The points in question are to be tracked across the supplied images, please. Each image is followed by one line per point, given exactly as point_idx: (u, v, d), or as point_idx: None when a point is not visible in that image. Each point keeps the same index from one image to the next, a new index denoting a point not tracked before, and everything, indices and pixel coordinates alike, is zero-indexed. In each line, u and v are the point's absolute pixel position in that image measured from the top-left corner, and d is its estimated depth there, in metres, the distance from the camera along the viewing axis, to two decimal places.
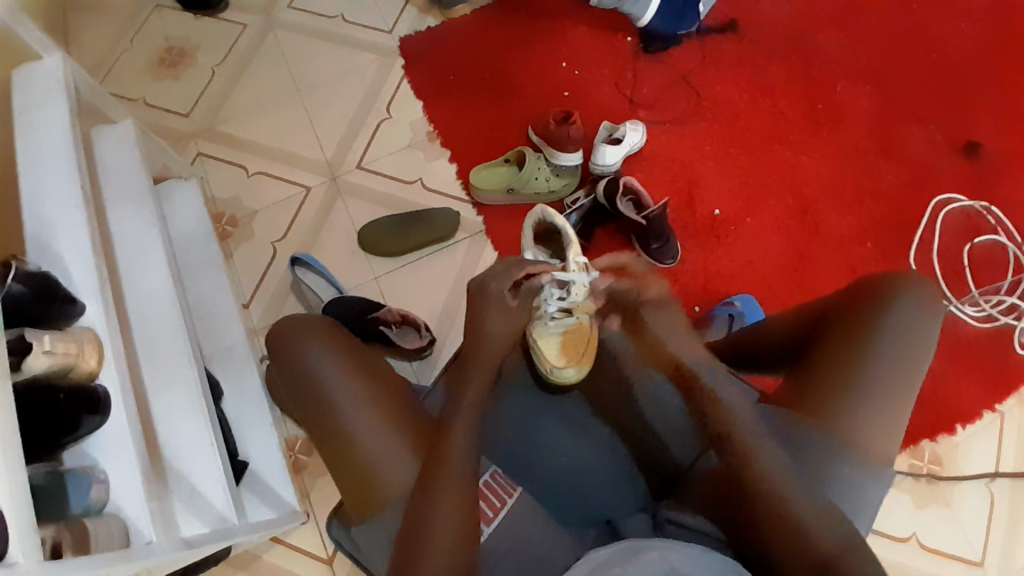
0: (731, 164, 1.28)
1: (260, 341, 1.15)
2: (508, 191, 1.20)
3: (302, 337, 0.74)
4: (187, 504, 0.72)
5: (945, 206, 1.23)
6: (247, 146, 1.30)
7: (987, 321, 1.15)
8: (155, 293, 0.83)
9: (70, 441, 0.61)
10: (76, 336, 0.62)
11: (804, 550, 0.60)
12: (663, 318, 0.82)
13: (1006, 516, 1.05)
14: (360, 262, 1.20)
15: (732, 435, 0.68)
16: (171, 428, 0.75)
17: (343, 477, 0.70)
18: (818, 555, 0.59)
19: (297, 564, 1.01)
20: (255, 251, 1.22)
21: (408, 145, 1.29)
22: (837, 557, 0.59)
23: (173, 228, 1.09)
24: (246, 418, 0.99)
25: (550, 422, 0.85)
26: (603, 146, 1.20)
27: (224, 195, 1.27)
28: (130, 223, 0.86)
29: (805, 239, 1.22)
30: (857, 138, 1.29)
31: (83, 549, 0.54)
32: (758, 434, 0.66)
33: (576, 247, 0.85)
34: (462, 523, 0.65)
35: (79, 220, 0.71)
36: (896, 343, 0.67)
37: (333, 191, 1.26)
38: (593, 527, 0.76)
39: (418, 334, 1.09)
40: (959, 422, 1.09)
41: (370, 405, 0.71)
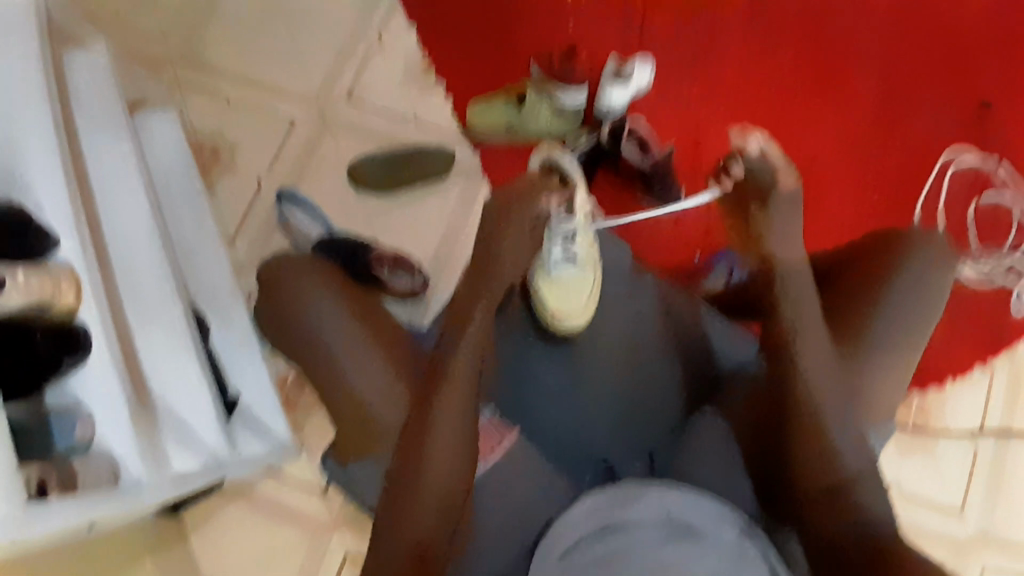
0: (741, 105, 1.22)
1: (248, 278, 1.12)
2: (506, 129, 1.15)
3: (291, 275, 0.77)
4: (177, 437, 0.70)
5: (955, 160, 1.19)
6: (229, 73, 1.22)
7: (986, 280, 1.14)
8: (135, 228, 0.79)
9: (52, 378, 0.59)
10: (51, 272, 0.58)
11: (810, 478, 0.62)
12: (785, 210, 0.71)
13: (987, 468, 1.07)
14: (351, 197, 1.16)
15: None
16: (161, 363, 0.73)
17: (336, 406, 0.74)
18: (823, 484, 0.62)
19: (292, 499, 1.02)
20: (241, 184, 1.17)
21: (401, 74, 1.22)
22: (842, 485, 0.62)
23: (152, 159, 1.03)
24: (235, 355, 0.97)
25: (544, 369, 0.84)
26: (610, 87, 1.12)
27: (205, 124, 1.20)
28: (105, 152, 0.80)
29: (812, 187, 1.19)
30: (877, 79, 1.22)
31: (69, 490, 0.53)
32: None
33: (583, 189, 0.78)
34: (458, 464, 0.64)
35: (50, 148, 0.66)
36: (907, 309, 0.69)
37: (321, 122, 1.20)
38: (591, 469, 0.76)
39: (411, 275, 1.06)
40: (949, 375, 1.10)
41: (358, 338, 0.73)
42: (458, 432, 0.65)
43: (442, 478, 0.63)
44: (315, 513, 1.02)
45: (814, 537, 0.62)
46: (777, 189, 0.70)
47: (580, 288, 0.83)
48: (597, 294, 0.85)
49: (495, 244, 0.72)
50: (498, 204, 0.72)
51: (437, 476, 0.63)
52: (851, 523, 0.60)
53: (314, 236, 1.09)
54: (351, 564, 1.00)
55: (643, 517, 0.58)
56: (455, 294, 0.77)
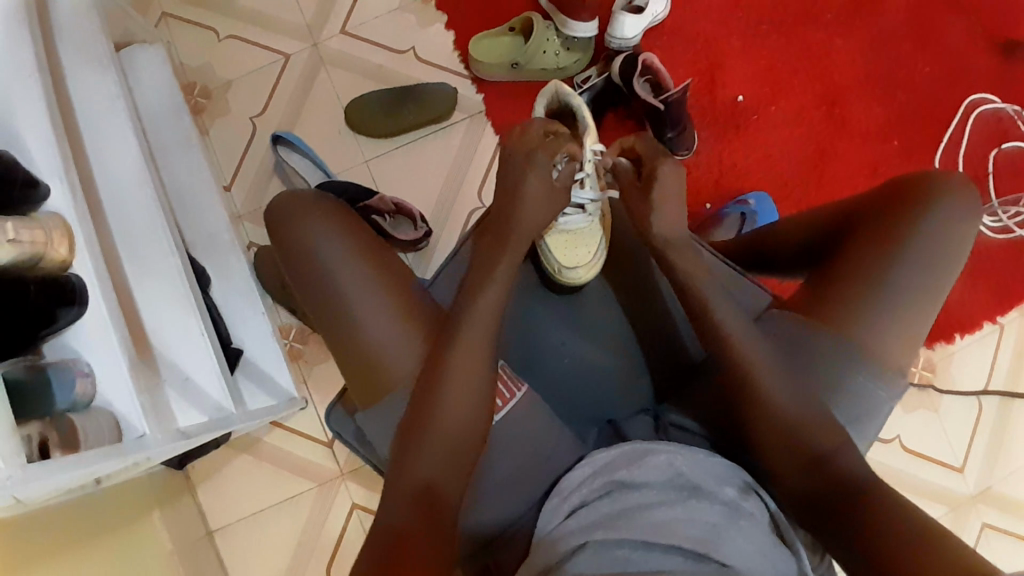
0: (759, 43, 1.15)
1: (245, 228, 1.09)
2: (511, 66, 1.08)
3: (304, 214, 0.68)
4: (181, 393, 0.70)
5: (975, 108, 1.13)
6: (218, 7, 1.15)
7: (1003, 233, 1.09)
8: (129, 175, 0.76)
9: (49, 333, 0.58)
10: (41, 222, 0.57)
11: (802, 444, 0.61)
12: (673, 193, 0.74)
13: (991, 425, 1.08)
14: (349, 142, 1.11)
15: (718, 345, 0.67)
16: (162, 320, 0.72)
17: (345, 361, 0.67)
18: (816, 451, 0.61)
19: (298, 448, 1.05)
20: (233, 129, 1.12)
21: (400, 7, 1.14)
22: (832, 454, 0.60)
23: (140, 101, 0.99)
24: (237, 307, 0.96)
25: (551, 324, 0.82)
26: (623, 15, 1.06)
27: (193, 62, 1.13)
28: (91, 94, 0.77)
29: (828, 132, 1.13)
30: (902, 17, 1.15)
31: (71, 446, 0.53)
32: (746, 350, 0.65)
33: (592, 134, 0.80)
34: (469, 417, 0.64)
35: (34, 90, 0.62)
36: (925, 255, 0.63)
37: (314, 60, 1.13)
38: (594, 427, 0.77)
39: (413, 226, 1.04)
40: (959, 332, 1.09)
41: (378, 287, 0.66)
42: (470, 385, 0.64)
43: (454, 430, 0.63)
44: (323, 462, 1.05)
45: (796, 490, 0.61)
46: (659, 172, 0.74)
47: (587, 239, 0.83)
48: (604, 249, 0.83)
49: (516, 199, 0.74)
50: (515, 150, 0.75)
51: (446, 427, 0.63)
52: (840, 486, 0.59)
53: (313, 182, 1.05)
54: (359, 510, 1.03)
55: (650, 477, 0.58)
56: (474, 248, 0.77)
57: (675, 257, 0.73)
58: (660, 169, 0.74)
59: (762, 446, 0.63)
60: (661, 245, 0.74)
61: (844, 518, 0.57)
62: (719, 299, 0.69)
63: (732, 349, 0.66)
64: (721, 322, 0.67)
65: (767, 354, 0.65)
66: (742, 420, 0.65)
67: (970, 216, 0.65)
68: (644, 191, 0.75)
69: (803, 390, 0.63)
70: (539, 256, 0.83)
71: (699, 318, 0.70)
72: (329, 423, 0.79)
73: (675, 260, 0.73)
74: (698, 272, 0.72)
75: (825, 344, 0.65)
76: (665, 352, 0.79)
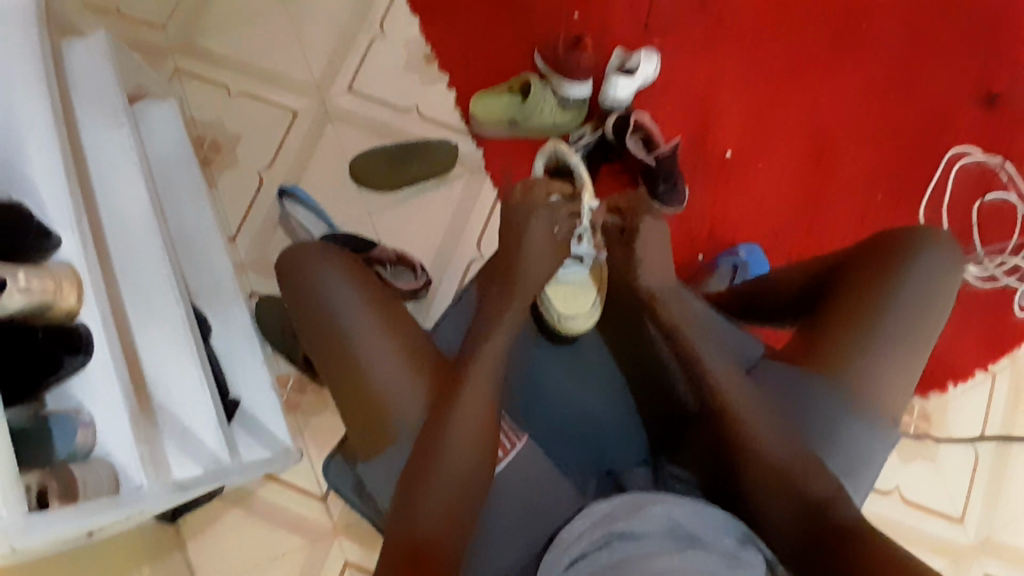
0: (747, 99, 1.20)
1: (248, 278, 1.11)
2: (510, 124, 1.13)
3: (316, 265, 0.70)
4: (178, 443, 0.71)
5: (959, 159, 1.18)
6: (229, 64, 1.20)
7: (990, 282, 1.13)
8: (137, 224, 0.78)
9: (53, 380, 0.59)
10: (52, 272, 0.58)
11: (800, 489, 0.62)
12: (655, 247, 0.81)
13: (990, 476, 1.07)
14: (352, 195, 1.15)
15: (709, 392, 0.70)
16: (163, 367, 0.73)
17: (351, 409, 0.68)
18: (815, 495, 0.61)
19: (292, 501, 1.03)
20: (241, 181, 1.16)
21: (404, 68, 1.20)
22: (831, 499, 0.60)
23: (151, 154, 1.02)
24: (237, 356, 0.97)
25: (550, 370, 0.85)
26: (616, 77, 1.12)
27: (205, 117, 1.18)
28: (104, 146, 0.80)
29: (815, 185, 1.17)
30: (882, 77, 1.21)
31: (70, 496, 0.52)
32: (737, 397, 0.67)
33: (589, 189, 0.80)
34: (471, 466, 0.64)
35: (50, 142, 0.65)
36: (910, 308, 0.65)
37: (321, 116, 1.18)
38: (593, 477, 0.75)
39: (413, 276, 1.06)
40: (952, 380, 1.10)
41: (385, 335, 0.68)
42: (473, 434, 0.65)
43: (455, 478, 0.63)
44: (316, 516, 1.03)
45: (794, 535, 0.61)
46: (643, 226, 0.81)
47: (586, 292, 0.85)
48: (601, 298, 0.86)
49: (518, 250, 0.78)
50: (522, 206, 0.78)
51: (448, 474, 0.63)
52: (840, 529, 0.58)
53: (316, 235, 1.08)
54: (351, 569, 1.01)
55: (648, 529, 0.58)
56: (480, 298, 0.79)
57: (662, 307, 0.78)
58: (642, 227, 0.81)
59: (756, 493, 0.64)
60: (647, 294, 0.80)
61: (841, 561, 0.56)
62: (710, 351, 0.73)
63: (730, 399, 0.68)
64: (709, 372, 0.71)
65: (756, 404, 0.67)
66: (738, 468, 0.65)
67: (952, 268, 0.66)
68: (630, 245, 0.82)
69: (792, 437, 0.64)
70: (538, 306, 0.85)
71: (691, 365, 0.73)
72: (329, 474, 0.81)
73: (662, 309, 0.78)
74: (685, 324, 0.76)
75: (816, 392, 0.66)
76: (664, 400, 0.79)
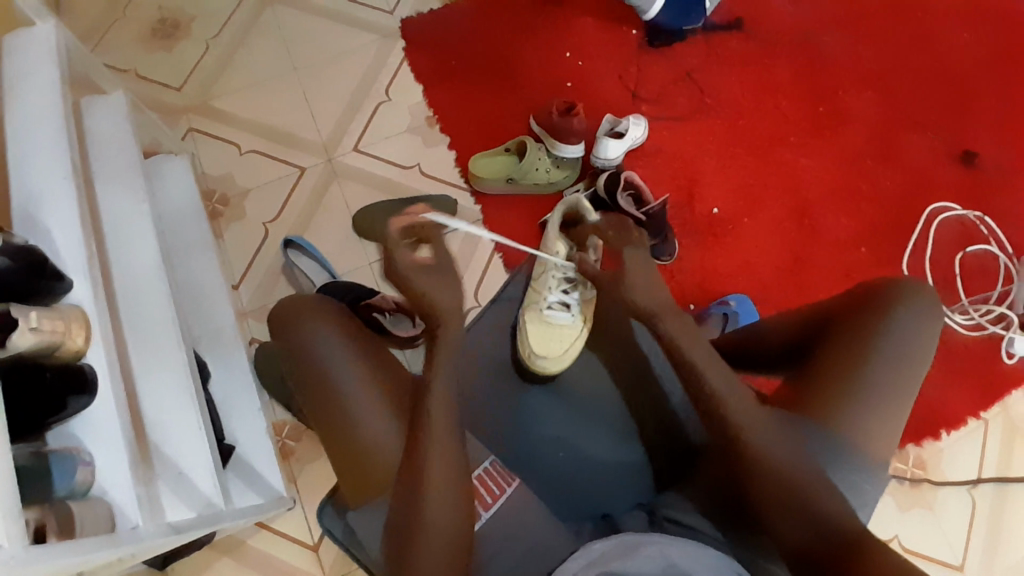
0: (732, 162, 1.28)
1: (249, 325, 1.14)
2: (507, 180, 1.19)
3: (305, 319, 0.72)
4: (173, 487, 0.70)
5: (940, 214, 1.24)
6: (240, 124, 1.27)
7: (975, 329, 1.16)
8: (142, 269, 0.80)
9: (55, 420, 0.59)
10: (62, 313, 0.60)
11: (809, 522, 0.63)
12: (644, 269, 0.80)
13: (987, 523, 1.07)
14: (355, 247, 1.19)
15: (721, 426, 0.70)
16: (163, 408, 0.73)
17: (342, 459, 0.69)
18: (827, 529, 0.62)
19: (284, 551, 1.01)
20: (246, 232, 1.20)
21: (407, 130, 1.27)
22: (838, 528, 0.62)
23: (162, 206, 1.07)
24: (235, 402, 0.98)
25: (542, 411, 0.87)
26: (606, 138, 1.20)
27: (215, 172, 1.24)
28: (117, 197, 0.83)
29: (801, 240, 1.23)
30: (856, 142, 1.29)
31: (67, 533, 0.53)
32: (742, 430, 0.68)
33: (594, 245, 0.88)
34: (455, 515, 0.64)
35: (68, 190, 0.69)
36: (898, 353, 0.67)
37: (327, 173, 1.24)
38: (589, 521, 0.75)
39: (411, 323, 1.07)
40: (944, 428, 1.10)
41: (373, 388, 0.69)
42: (457, 474, 0.65)
43: (448, 520, 0.63)
44: (308, 567, 1.01)
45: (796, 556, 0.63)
46: (626, 268, 0.79)
47: (565, 337, 0.90)
48: (575, 348, 0.90)
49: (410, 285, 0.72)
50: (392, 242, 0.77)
51: (438, 516, 0.63)
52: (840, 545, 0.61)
53: (318, 283, 1.11)
54: None
55: (641, 569, 0.58)
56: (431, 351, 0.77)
57: (668, 325, 0.76)
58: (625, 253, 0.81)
59: (767, 521, 0.65)
60: (647, 311, 0.78)
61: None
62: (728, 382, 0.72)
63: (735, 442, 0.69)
64: (723, 404, 0.70)
65: (765, 440, 0.67)
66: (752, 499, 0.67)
67: (935, 313, 0.69)
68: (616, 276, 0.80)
69: (795, 475, 0.65)
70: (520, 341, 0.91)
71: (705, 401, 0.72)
72: (322, 520, 0.79)
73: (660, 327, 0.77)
74: (686, 341, 0.74)
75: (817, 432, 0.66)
76: (671, 434, 0.79)
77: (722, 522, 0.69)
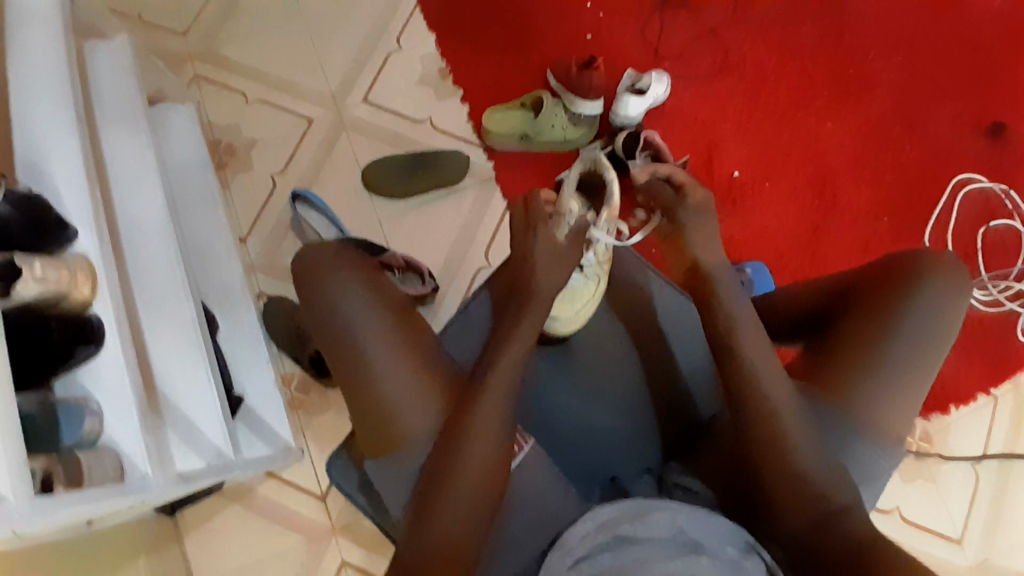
0: (754, 124, 1.23)
1: (256, 278, 1.13)
2: (522, 138, 1.15)
3: (328, 268, 0.69)
4: (181, 436, 0.70)
5: (963, 186, 1.19)
6: (246, 72, 1.23)
7: (993, 306, 1.13)
8: (148, 221, 0.78)
9: (63, 369, 0.59)
10: (67, 262, 0.58)
11: (814, 502, 0.63)
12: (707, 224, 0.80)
13: (989, 497, 1.07)
14: (364, 201, 1.16)
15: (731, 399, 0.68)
16: (171, 360, 0.72)
17: (359, 416, 0.67)
18: (829, 505, 0.62)
19: (292, 500, 1.03)
20: (254, 183, 1.18)
21: (419, 81, 1.23)
22: (841, 509, 0.62)
23: (167, 155, 1.04)
24: (243, 355, 0.98)
25: (562, 388, 0.83)
26: (626, 96, 1.15)
27: (221, 121, 1.21)
28: (120, 146, 0.80)
29: (820, 209, 1.19)
30: (885, 107, 1.23)
31: (75, 483, 0.53)
32: (760, 409, 0.65)
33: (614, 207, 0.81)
34: (483, 479, 0.64)
35: (71, 136, 0.67)
36: (909, 359, 0.65)
37: (335, 125, 1.20)
38: (598, 486, 0.77)
39: (421, 281, 1.07)
40: (953, 403, 1.09)
41: (397, 346, 0.66)
42: (491, 441, 0.65)
43: (468, 506, 0.63)
44: (315, 515, 1.03)
45: (788, 526, 0.64)
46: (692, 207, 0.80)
47: (574, 295, 0.83)
48: (588, 308, 0.84)
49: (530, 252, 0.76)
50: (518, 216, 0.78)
51: (464, 489, 0.63)
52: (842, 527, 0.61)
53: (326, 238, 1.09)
54: (348, 570, 1.01)
55: (653, 535, 0.59)
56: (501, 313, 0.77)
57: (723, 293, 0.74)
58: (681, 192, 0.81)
59: (775, 500, 0.64)
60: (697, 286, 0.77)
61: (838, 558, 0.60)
62: (765, 360, 0.68)
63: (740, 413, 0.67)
64: (755, 375, 0.67)
65: (793, 421, 0.64)
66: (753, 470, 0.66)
67: (955, 316, 0.66)
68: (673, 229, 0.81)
69: (814, 474, 0.63)
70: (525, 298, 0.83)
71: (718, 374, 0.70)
72: (331, 473, 0.82)
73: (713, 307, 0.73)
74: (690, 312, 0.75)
75: (836, 434, 0.65)
76: (670, 415, 0.80)
77: (724, 486, 0.70)
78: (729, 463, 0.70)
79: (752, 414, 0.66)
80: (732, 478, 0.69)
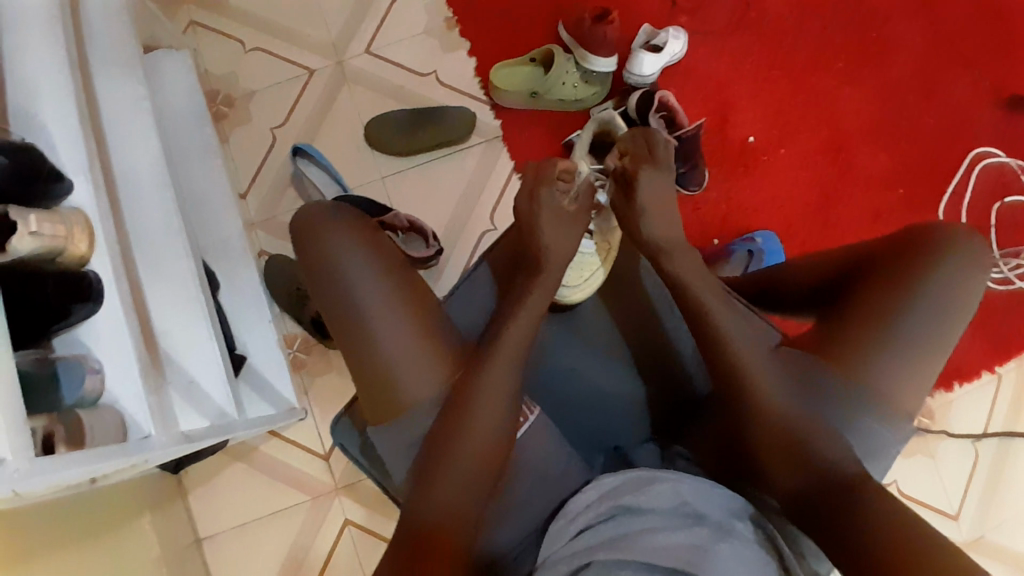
0: (770, 87, 1.18)
1: (257, 236, 1.11)
2: (530, 95, 1.11)
3: (333, 233, 0.67)
4: (183, 394, 0.69)
5: (979, 160, 1.16)
6: (244, 19, 1.17)
7: (1002, 284, 1.11)
8: (146, 176, 0.76)
9: (63, 327, 0.58)
10: (64, 217, 0.56)
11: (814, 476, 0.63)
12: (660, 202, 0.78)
13: (985, 473, 1.08)
14: (367, 159, 1.13)
15: (738, 374, 0.68)
16: (170, 320, 0.72)
17: (363, 381, 0.66)
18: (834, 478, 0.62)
19: (296, 459, 1.05)
20: (253, 138, 1.14)
21: (424, 32, 1.17)
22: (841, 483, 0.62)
23: (163, 107, 1.01)
24: (244, 315, 0.97)
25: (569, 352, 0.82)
26: (642, 52, 1.10)
27: (218, 71, 1.16)
28: (114, 96, 0.77)
29: (835, 177, 1.16)
30: (908, 71, 1.18)
31: (77, 443, 0.53)
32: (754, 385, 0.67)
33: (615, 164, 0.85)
34: (487, 448, 0.64)
35: (63, 84, 0.64)
36: (912, 344, 0.64)
37: (337, 77, 1.16)
38: (601, 453, 0.78)
39: (425, 243, 1.04)
40: (957, 379, 1.10)
41: (403, 315, 0.65)
42: (496, 411, 0.65)
43: (471, 472, 0.64)
44: (318, 474, 1.05)
45: (779, 487, 0.65)
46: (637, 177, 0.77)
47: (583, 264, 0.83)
48: (597, 277, 0.83)
49: (536, 230, 0.76)
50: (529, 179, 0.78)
51: (468, 456, 0.64)
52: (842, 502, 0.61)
53: (328, 195, 1.06)
54: (352, 527, 1.03)
55: (656, 504, 0.59)
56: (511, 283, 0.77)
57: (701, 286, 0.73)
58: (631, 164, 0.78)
59: (774, 473, 0.65)
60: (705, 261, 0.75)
61: (836, 527, 0.59)
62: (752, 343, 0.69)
63: (748, 389, 0.67)
64: (738, 353, 0.68)
65: (785, 399, 0.65)
66: (756, 444, 0.66)
67: (968, 302, 0.64)
68: (630, 189, 0.78)
69: (818, 449, 0.63)
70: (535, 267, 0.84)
71: (722, 350, 0.69)
72: (335, 435, 0.82)
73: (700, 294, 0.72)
74: (696, 280, 0.73)
75: (841, 410, 0.65)
76: (673, 387, 0.80)
77: (722, 459, 0.69)
78: (724, 438, 0.70)
79: (752, 394, 0.67)
80: (727, 454, 0.70)
